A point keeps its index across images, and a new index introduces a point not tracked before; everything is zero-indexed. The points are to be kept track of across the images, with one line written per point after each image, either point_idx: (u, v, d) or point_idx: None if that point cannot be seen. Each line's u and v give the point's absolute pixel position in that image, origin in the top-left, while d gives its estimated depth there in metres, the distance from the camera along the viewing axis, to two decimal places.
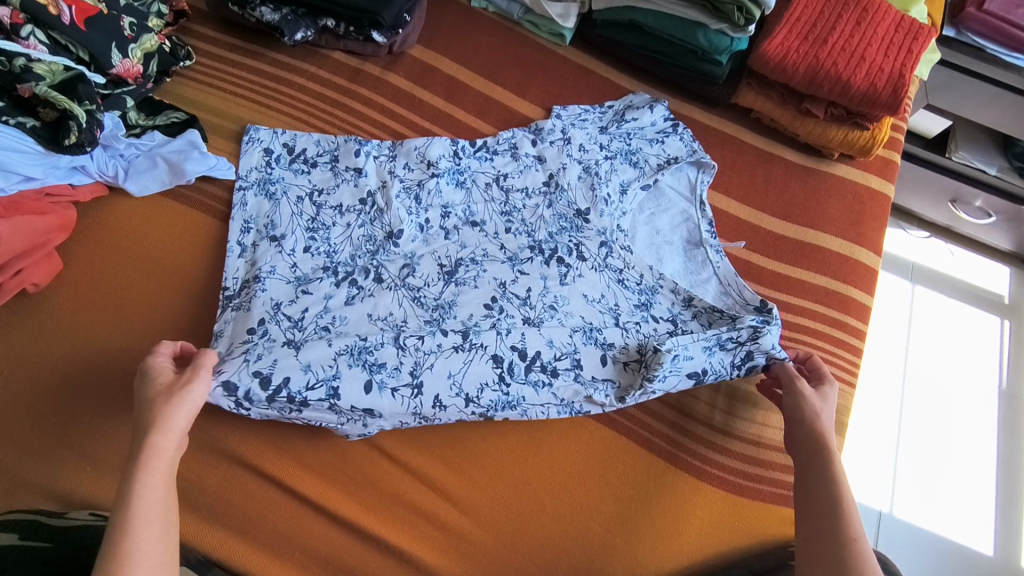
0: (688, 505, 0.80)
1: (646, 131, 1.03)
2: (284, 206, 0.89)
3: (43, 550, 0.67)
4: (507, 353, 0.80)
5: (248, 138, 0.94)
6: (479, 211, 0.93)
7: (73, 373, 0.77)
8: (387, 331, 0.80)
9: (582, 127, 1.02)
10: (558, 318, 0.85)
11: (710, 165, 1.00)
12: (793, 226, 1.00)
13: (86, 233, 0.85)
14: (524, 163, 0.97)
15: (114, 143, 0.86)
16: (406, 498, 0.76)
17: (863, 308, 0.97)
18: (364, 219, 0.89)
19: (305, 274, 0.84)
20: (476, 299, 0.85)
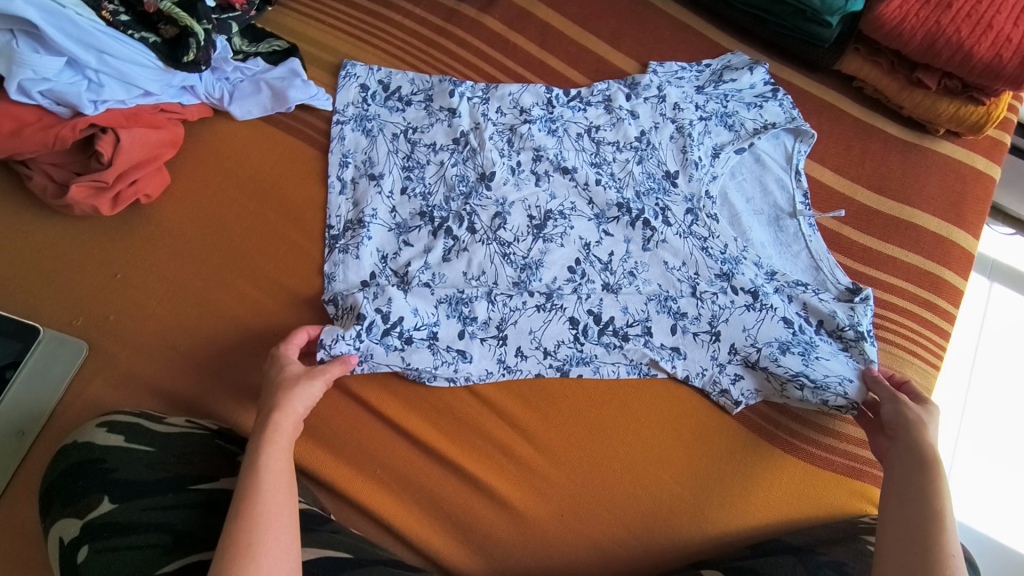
0: (757, 467, 0.81)
1: (745, 94, 1.00)
2: (381, 142, 0.90)
3: (145, 454, 0.65)
4: (583, 317, 0.83)
5: (344, 74, 0.94)
6: (571, 159, 0.92)
7: (179, 282, 0.82)
8: (481, 288, 0.83)
9: (678, 84, 0.99)
10: (635, 285, 0.86)
11: (809, 135, 0.96)
12: (890, 201, 0.97)
13: (192, 151, 0.88)
14: (616, 116, 0.96)
15: (223, 66, 0.88)
16: (484, 430, 0.79)
17: (957, 291, 0.93)
18: (458, 158, 0.90)
19: (405, 220, 0.86)
20: (560, 259, 0.86)
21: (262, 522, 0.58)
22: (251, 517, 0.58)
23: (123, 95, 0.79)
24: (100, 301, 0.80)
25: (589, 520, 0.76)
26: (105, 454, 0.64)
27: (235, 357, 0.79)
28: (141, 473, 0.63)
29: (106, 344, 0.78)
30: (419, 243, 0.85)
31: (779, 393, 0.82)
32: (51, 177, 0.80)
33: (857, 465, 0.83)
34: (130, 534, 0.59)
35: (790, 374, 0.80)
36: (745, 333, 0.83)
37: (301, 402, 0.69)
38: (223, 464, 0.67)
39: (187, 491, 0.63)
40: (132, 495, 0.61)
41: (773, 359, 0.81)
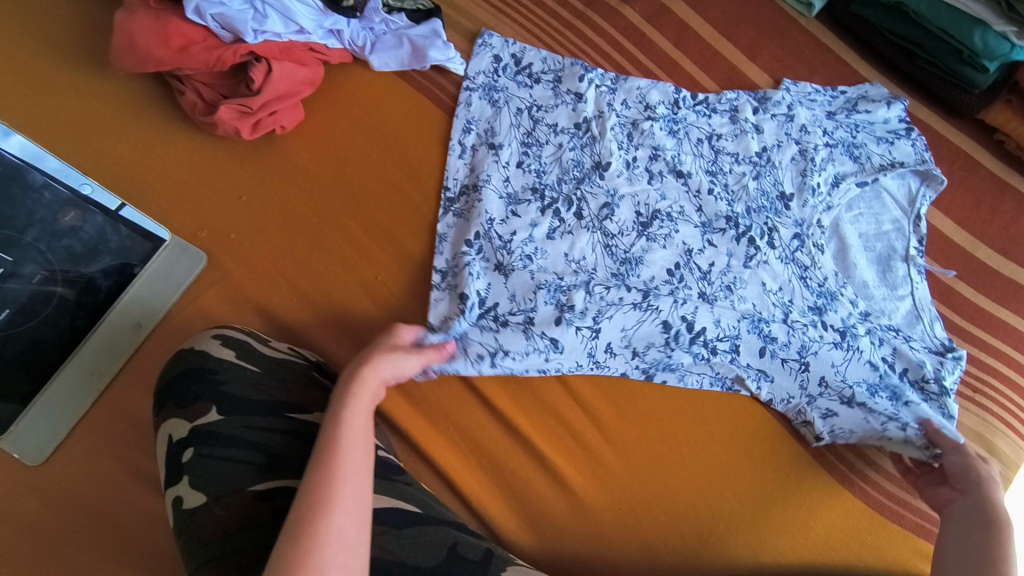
0: (822, 505, 0.80)
1: (876, 128, 0.97)
2: (505, 114, 0.92)
3: (251, 374, 0.68)
4: (677, 323, 0.81)
5: (480, 42, 0.96)
6: (686, 164, 0.91)
7: (296, 214, 0.86)
8: (580, 275, 0.83)
9: (809, 106, 0.97)
10: (731, 300, 0.84)
11: (938, 181, 0.92)
12: (1012, 264, 0.92)
13: (327, 93, 0.92)
14: (740, 128, 0.94)
15: (372, 16, 0.91)
16: (557, 411, 0.80)
17: None
18: (576, 143, 0.91)
19: (516, 192, 0.87)
20: (662, 259, 0.86)
21: (339, 477, 0.55)
22: (335, 467, 0.56)
23: (281, 29, 0.84)
24: (225, 218, 0.85)
25: (644, 519, 0.77)
26: (217, 366, 0.67)
27: (337, 295, 0.83)
28: (248, 392, 0.66)
29: (224, 260, 0.83)
30: (528, 218, 0.86)
31: (876, 438, 0.80)
32: (200, 95, 0.85)
33: (926, 524, 0.80)
34: (231, 448, 0.62)
35: (883, 410, 0.79)
36: (835, 368, 0.81)
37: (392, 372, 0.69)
38: (315, 398, 0.70)
39: (283, 419, 0.66)
40: (238, 411, 0.64)
41: (867, 398, 0.80)
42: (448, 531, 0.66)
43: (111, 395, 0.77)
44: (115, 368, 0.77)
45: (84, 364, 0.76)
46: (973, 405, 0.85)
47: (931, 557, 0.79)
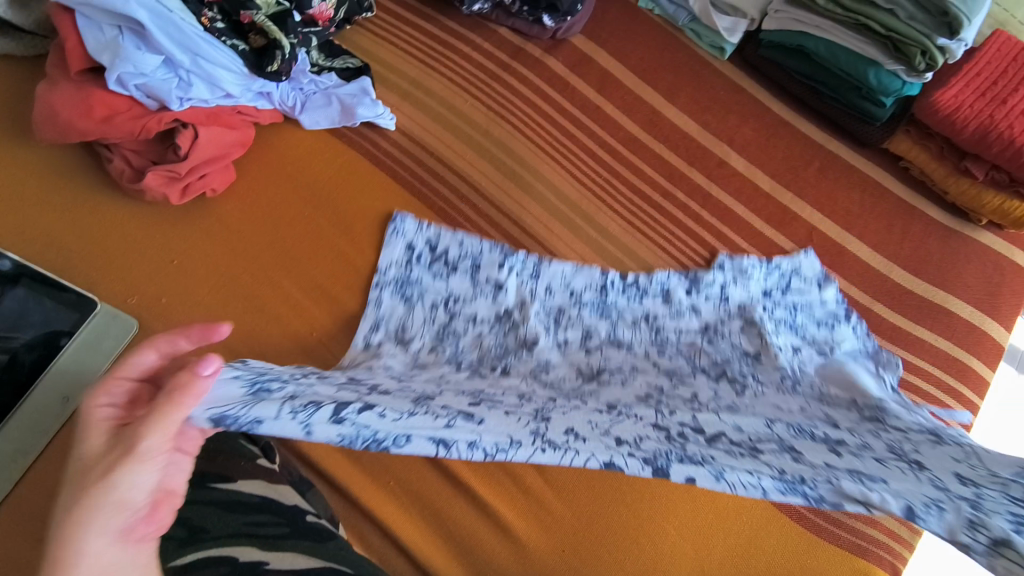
0: (761, 531, 0.81)
1: (816, 311, 0.93)
2: (419, 310, 0.88)
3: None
4: (675, 427, 0.68)
5: (393, 228, 0.91)
6: (626, 335, 0.89)
7: (229, 275, 0.86)
8: (512, 395, 0.74)
9: (743, 285, 0.94)
10: (734, 412, 0.74)
11: (896, 364, 0.88)
12: (925, 284, 0.97)
13: (258, 153, 0.94)
14: (675, 310, 0.92)
15: (300, 78, 0.94)
16: (498, 456, 0.81)
17: (983, 382, 0.93)
18: (497, 332, 0.87)
19: (423, 361, 0.83)
20: (618, 394, 0.78)
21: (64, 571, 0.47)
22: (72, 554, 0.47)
23: (207, 95, 0.85)
24: (155, 282, 0.85)
25: (588, 560, 0.77)
26: None
27: (272, 354, 0.82)
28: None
29: (153, 325, 0.82)
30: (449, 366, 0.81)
31: (928, 505, 0.49)
32: (128, 162, 0.85)
33: (862, 542, 0.83)
34: None
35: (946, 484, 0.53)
36: (867, 454, 0.62)
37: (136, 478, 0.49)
38: (239, 465, 0.71)
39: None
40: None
41: (911, 471, 0.57)
42: None
43: (31, 476, 0.74)
44: (39, 446, 0.74)
45: (6, 443, 0.74)
46: None
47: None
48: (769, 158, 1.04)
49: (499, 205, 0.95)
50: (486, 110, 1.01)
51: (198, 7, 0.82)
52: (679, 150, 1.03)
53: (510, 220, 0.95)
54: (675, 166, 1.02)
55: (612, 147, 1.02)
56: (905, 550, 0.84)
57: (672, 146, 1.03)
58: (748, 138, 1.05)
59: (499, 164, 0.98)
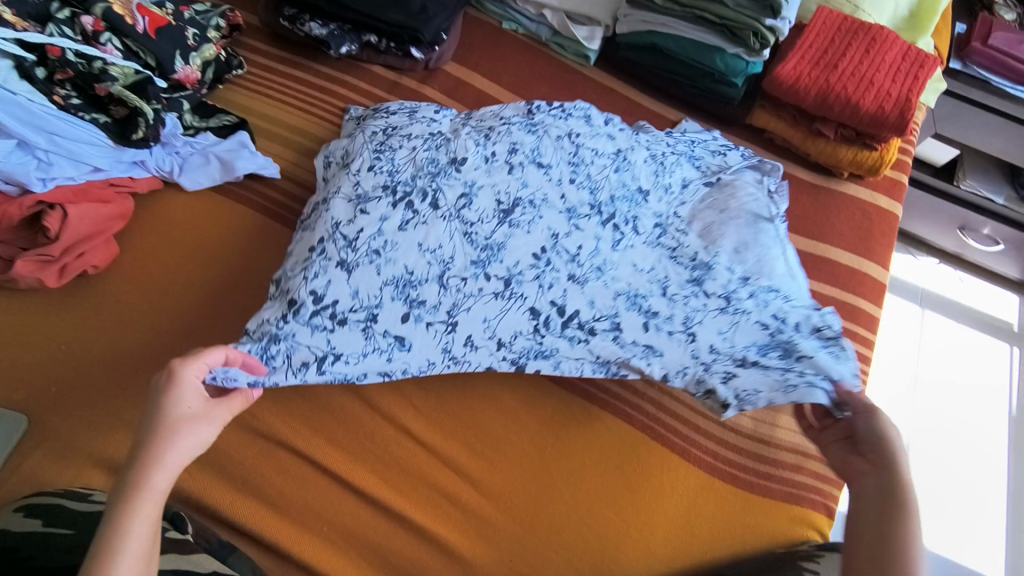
0: (698, 499, 0.84)
1: (710, 145, 1.03)
2: (358, 138, 0.90)
3: (64, 538, 0.64)
4: (545, 306, 0.78)
5: (348, 117, 1.01)
6: (547, 155, 0.87)
7: (123, 349, 0.83)
8: (433, 266, 0.78)
9: (664, 195, 0.90)
10: (604, 279, 0.81)
11: (775, 171, 1.01)
12: (805, 239, 1.05)
13: (141, 222, 0.92)
14: (598, 145, 0.90)
15: (173, 141, 0.93)
16: (432, 480, 0.81)
17: (873, 319, 1.00)
18: (430, 144, 0.88)
19: (367, 191, 0.81)
20: (535, 176, 0.85)
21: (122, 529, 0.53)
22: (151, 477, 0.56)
23: (72, 172, 0.84)
24: (42, 371, 0.80)
25: (535, 563, 0.78)
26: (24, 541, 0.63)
27: None
28: (61, 559, 0.62)
29: (47, 416, 0.78)
30: (400, 192, 0.81)
31: (741, 366, 0.79)
32: None
33: (795, 490, 0.86)
34: None
35: (778, 366, 0.79)
36: (723, 335, 0.80)
37: (189, 450, 0.59)
38: None
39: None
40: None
41: (758, 356, 0.80)
42: None
43: None
44: None
45: None
46: None
47: (806, 520, 0.85)
48: None
49: None
50: None
51: (48, 86, 0.82)
52: None
53: None
54: None
55: None
56: (833, 489, 0.88)
57: None
58: None
59: None
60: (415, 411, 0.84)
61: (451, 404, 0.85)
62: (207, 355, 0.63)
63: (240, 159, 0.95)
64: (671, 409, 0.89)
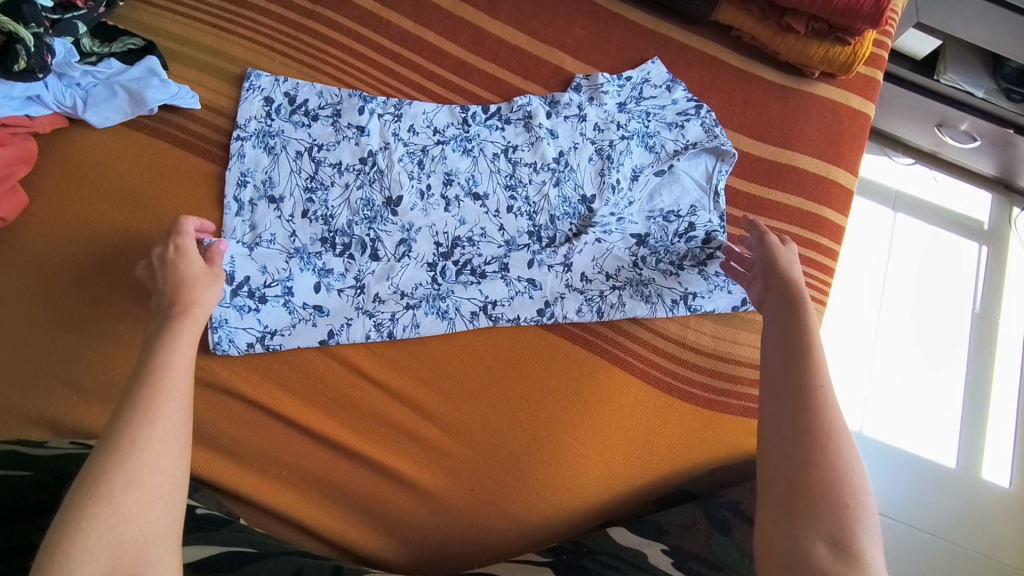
0: (658, 418, 0.85)
1: (667, 114, 0.97)
2: (284, 162, 0.86)
3: (24, 478, 0.67)
4: (490, 302, 0.85)
5: (246, 86, 0.89)
6: (483, 183, 0.89)
7: (49, 305, 0.78)
8: (381, 322, 0.82)
9: (613, 202, 0.91)
10: (560, 281, 0.87)
11: (731, 156, 0.93)
12: (771, 147, 0.99)
13: (49, 166, 0.84)
14: (535, 135, 0.92)
15: (69, 71, 0.83)
16: (389, 418, 0.79)
17: (839, 228, 0.98)
18: (363, 180, 0.86)
19: (304, 245, 0.83)
20: (474, 210, 0.88)
21: (160, 393, 0.55)
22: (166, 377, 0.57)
23: None
24: None
25: (498, 491, 0.79)
26: None
27: (119, 377, 0.77)
28: (18, 497, 0.65)
29: None
30: (338, 236, 0.84)
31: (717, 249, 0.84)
32: None
33: (752, 404, 0.87)
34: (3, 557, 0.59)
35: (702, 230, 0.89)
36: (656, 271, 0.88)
37: (211, 296, 0.69)
38: None
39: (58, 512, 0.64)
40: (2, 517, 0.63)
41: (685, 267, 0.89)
42: (291, 560, 0.68)
43: None
44: None
45: None
46: None
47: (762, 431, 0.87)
48: (604, 54, 1.01)
49: None
50: (297, 66, 0.93)
51: None
52: (512, 66, 0.98)
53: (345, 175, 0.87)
54: (509, 82, 0.97)
55: (443, 76, 0.96)
56: None
57: (504, 63, 0.98)
58: (581, 38, 1.01)
59: None
60: (367, 352, 0.81)
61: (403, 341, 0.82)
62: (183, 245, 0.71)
63: (148, 90, 0.84)
64: (630, 332, 0.87)
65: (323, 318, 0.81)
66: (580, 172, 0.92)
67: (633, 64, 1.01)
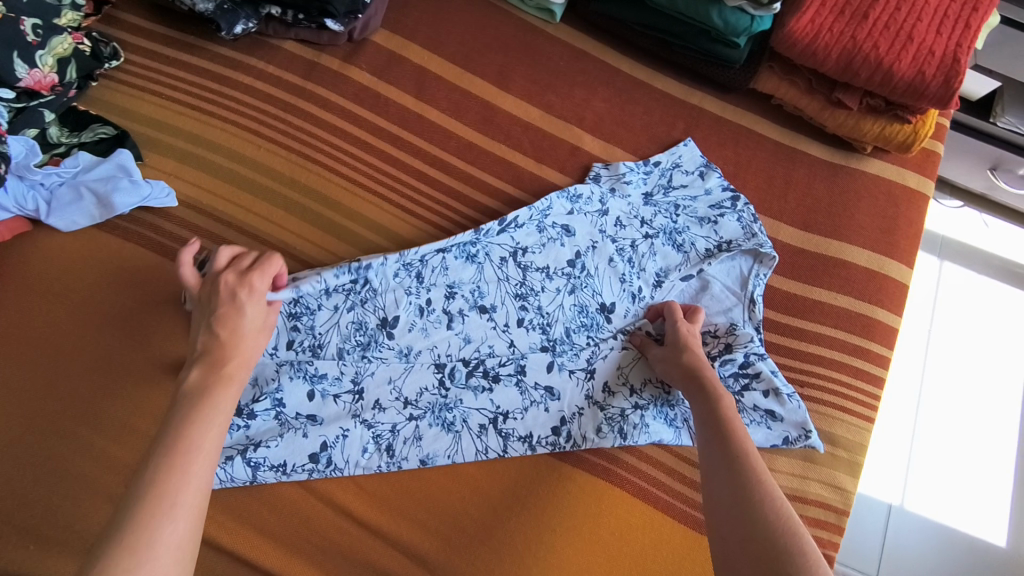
0: (687, 562, 0.74)
1: (698, 206, 0.86)
2: None
3: None
4: (498, 439, 0.75)
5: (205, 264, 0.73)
6: (489, 294, 0.80)
7: (5, 440, 0.70)
8: (379, 461, 0.73)
9: (635, 312, 0.82)
10: (579, 408, 0.77)
11: (771, 259, 0.83)
12: (815, 237, 0.88)
13: (10, 274, 0.75)
14: (548, 234, 0.82)
15: (29, 173, 0.74)
16: (381, 566, 0.71)
17: (891, 332, 0.86)
18: (354, 301, 0.77)
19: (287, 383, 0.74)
20: (481, 326, 0.79)
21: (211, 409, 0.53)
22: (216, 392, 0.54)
23: None
24: None
25: None
26: None
27: (80, 523, 0.68)
28: None
29: None
30: (327, 369, 0.75)
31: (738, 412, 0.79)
32: None
33: None
34: None
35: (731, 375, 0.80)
36: None
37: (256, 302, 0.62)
38: None
39: None
40: None
41: None
42: None
43: None
44: None
45: None
46: (811, 402, 0.82)
47: None
48: (627, 131, 0.90)
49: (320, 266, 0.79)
50: (284, 153, 0.84)
51: None
52: (524, 147, 0.88)
53: None
54: (521, 166, 0.87)
55: (447, 161, 0.86)
56: (835, 536, 0.79)
57: (516, 143, 0.88)
58: (601, 112, 0.91)
59: (312, 216, 0.81)
60: (355, 487, 0.73)
61: (399, 477, 0.74)
62: (257, 291, 0.62)
63: (115, 193, 0.76)
64: (653, 457, 0.78)
65: (315, 428, 0.73)
66: (601, 279, 0.82)
67: (660, 141, 0.90)
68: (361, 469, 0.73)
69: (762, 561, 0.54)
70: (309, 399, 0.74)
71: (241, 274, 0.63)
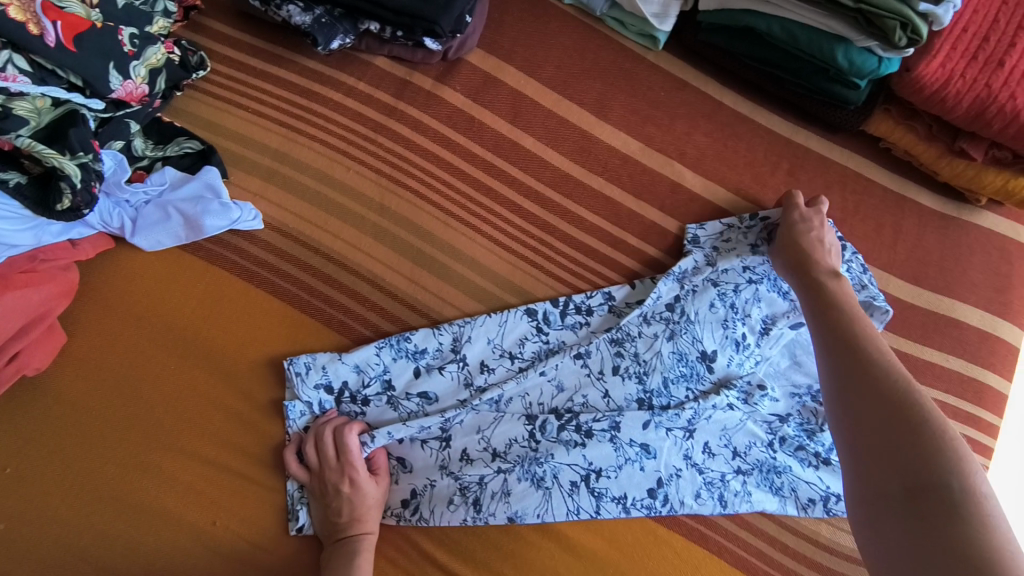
0: None
1: None
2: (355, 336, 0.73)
3: None
4: (590, 497, 0.69)
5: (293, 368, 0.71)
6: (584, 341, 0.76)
7: (84, 470, 0.67)
8: (466, 515, 0.68)
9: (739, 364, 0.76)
10: (678, 467, 0.71)
11: (885, 310, 0.78)
12: (925, 292, 0.83)
13: (92, 294, 0.72)
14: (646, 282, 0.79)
15: (117, 191, 0.71)
16: None
17: (1003, 400, 0.81)
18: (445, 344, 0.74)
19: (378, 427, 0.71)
20: (574, 372, 0.74)
21: None
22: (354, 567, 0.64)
23: None
24: None
25: None
26: None
27: (159, 562, 0.65)
28: None
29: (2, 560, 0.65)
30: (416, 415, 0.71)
31: None
32: None
33: None
34: None
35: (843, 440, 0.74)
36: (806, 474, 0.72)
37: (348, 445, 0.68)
38: None
39: None
40: None
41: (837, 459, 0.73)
42: None
43: None
44: None
45: None
46: None
47: None
48: (730, 169, 0.85)
49: (411, 300, 0.76)
50: (374, 176, 0.80)
51: None
52: (622, 181, 0.83)
53: (425, 319, 0.76)
54: (619, 202, 0.82)
55: (542, 193, 0.81)
56: None
57: (613, 177, 0.83)
58: (703, 147, 0.86)
59: (402, 245, 0.77)
60: (441, 538, 0.69)
61: (487, 533, 0.69)
62: (357, 479, 0.67)
63: (203, 216, 0.72)
64: (750, 522, 0.72)
65: (405, 475, 0.71)
66: (700, 325, 0.76)
67: (764, 180, 0.86)
68: (446, 523, 0.69)
69: (893, 432, 0.53)
70: (400, 442, 0.71)
71: (339, 467, 0.67)
